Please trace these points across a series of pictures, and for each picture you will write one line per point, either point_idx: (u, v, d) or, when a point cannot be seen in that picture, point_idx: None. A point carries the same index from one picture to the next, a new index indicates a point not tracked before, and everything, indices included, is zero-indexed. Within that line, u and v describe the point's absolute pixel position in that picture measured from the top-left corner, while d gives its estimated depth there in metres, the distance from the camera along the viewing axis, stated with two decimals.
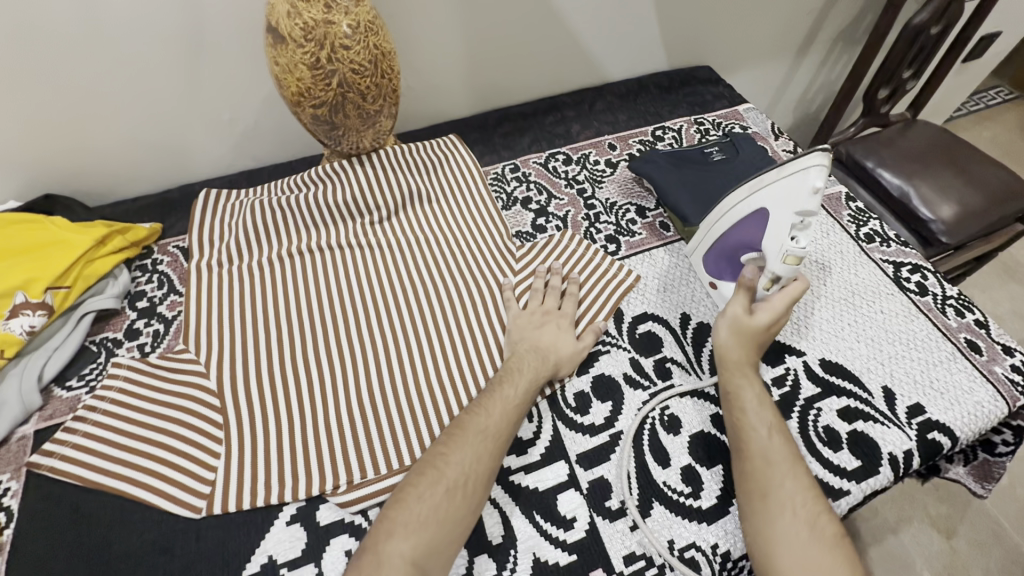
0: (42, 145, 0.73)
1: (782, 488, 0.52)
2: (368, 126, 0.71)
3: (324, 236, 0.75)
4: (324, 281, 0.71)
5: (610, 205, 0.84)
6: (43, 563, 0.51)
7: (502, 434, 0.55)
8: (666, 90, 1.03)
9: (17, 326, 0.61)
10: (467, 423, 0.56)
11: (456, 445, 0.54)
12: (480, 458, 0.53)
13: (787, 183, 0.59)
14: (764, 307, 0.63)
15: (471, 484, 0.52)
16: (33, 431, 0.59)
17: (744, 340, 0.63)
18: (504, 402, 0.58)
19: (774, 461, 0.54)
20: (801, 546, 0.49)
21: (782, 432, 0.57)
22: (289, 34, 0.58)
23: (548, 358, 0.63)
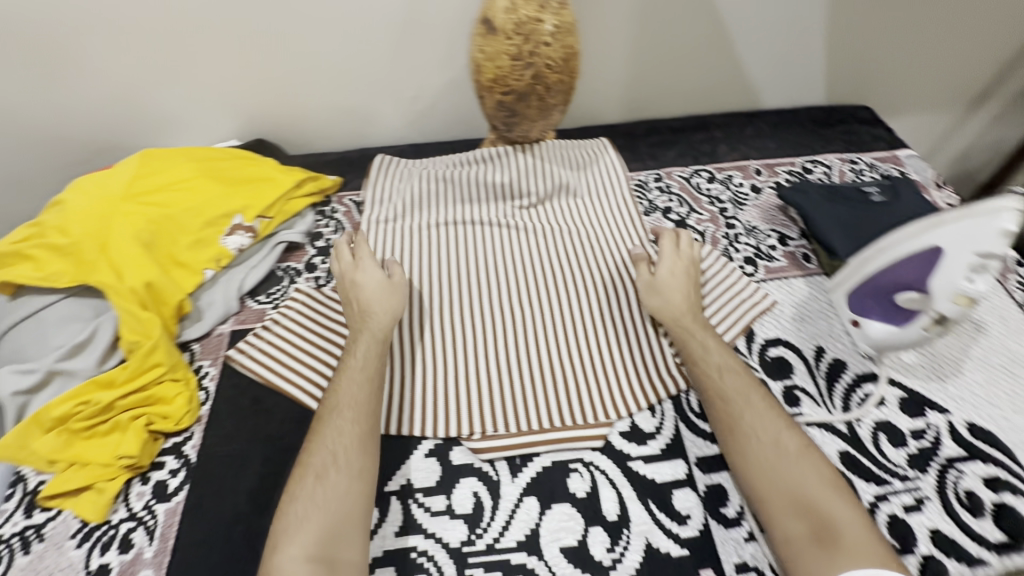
0: (265, 96, 0.87)
1: (746, 419, 0.58)
2: (542, 118, 0.76)
3: (478, 212, 0.82)
4: (472, 251, 0.78)
5: (751, 228, 0.85)
6: (230, 440, 0.61)
7: (363, 401, 0.57)
8: (821, 124, 1.02)
9: (231, 243, 0.72)
10: (326, 407, 0.56)
11: (315, 436, 0.54)
12: (343, 432, 0.54)
13: (972, 225, 0.57)
14: (662, 264, 0.71)
15: (340, 458, 0.53)
16: (229, 330, 0.70)
17: (658, 299, 0.68)
18: (356, 364, 0.59)
19: (730, 397, 0.60)
20: (778, 466, 0.55)
21: (727, 367, 0.62)
22: (501, 27, 0.65)
23: (373, 313, 0.63)
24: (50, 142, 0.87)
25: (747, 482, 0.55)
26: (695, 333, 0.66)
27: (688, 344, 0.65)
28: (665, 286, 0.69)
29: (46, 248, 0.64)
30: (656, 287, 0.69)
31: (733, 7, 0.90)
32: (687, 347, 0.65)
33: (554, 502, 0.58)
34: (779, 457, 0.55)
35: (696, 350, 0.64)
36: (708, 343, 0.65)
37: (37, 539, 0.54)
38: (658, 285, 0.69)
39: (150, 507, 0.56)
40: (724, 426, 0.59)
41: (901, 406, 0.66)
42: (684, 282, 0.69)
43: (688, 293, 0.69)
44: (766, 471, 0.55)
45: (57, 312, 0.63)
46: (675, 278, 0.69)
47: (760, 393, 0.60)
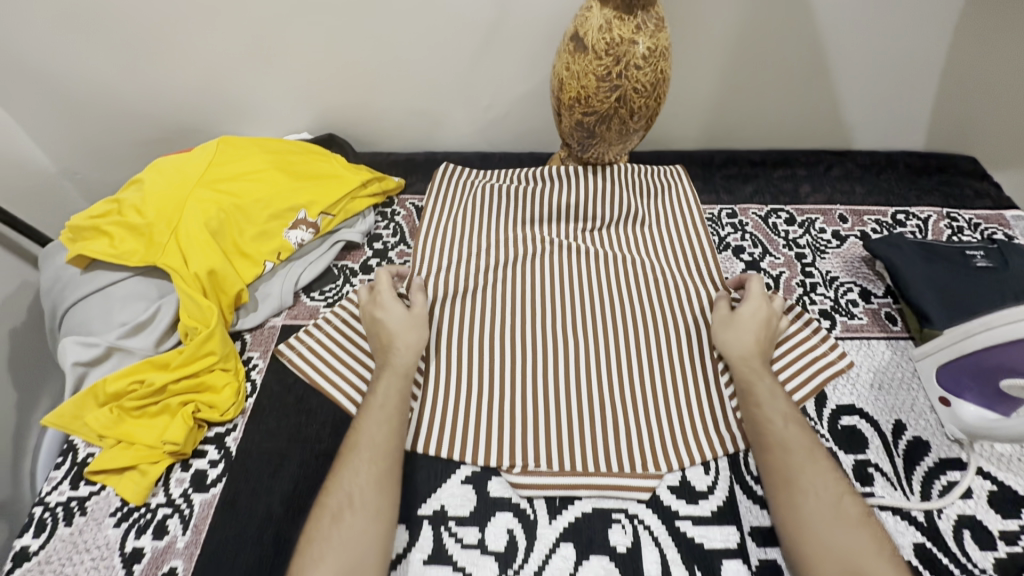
0: (342, 92, 0.87)
1: (805, 476, 0.54)
2: (620, 142, 0.73)
3: (540, 231, 0.79)
4: (525, 268, 0.75)
5: (830, 278, 0.78)
6: (271, 437, 0.60)
7: (383, 441, 0.55)
8: (917, 172, 0.93)
9: (293, 237, 0.73)
10: (345, 446, 0.55)
11: (334, 474, 0.53)
12: (361, 474, 0.52)
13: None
14: (746, 302, 0.66)
15: (357, 500, 0.51)
16: (281, 324, 0.70)
17: (732, 338, 0.64)
18: (376, 401, 0.58)
19: (788, 448, 0.56)
20: (831, 530, 0.50)
21: (793, 419, 0.58)
22: (593, 46, 0.62)
23: (397, 347, 0.62)
24: (137, 118, 0.90)
25: (792, 538, 0.52)
26: (768, 377, 0.62)
27: (754, 386, 0.61)
28: (739, 324, 0.64)
29: (123, 225, 0.65)
30: (733, 323, 0.65)
31: (837, 39, 0.83)
32: (751, 389, 0.61)
33: (592, 553, 0.54)
34: (834, 520, 0.51)
35: (761, 394, 0.60)
36: (776, 388, 0.61)
37: (79, 512, 0.55)
38: (733, 321, 0.65)
39: (187, 496, 0.56)
40: (777, 476, 0.55)
41: (991, 502, 0.58)
42: (761, 322, 0.65)
43: (767, 337, 0.64)
44: (816, 531, 0.51)
45: (124, 290, 0.64)
46: (755, 317, 0.65)
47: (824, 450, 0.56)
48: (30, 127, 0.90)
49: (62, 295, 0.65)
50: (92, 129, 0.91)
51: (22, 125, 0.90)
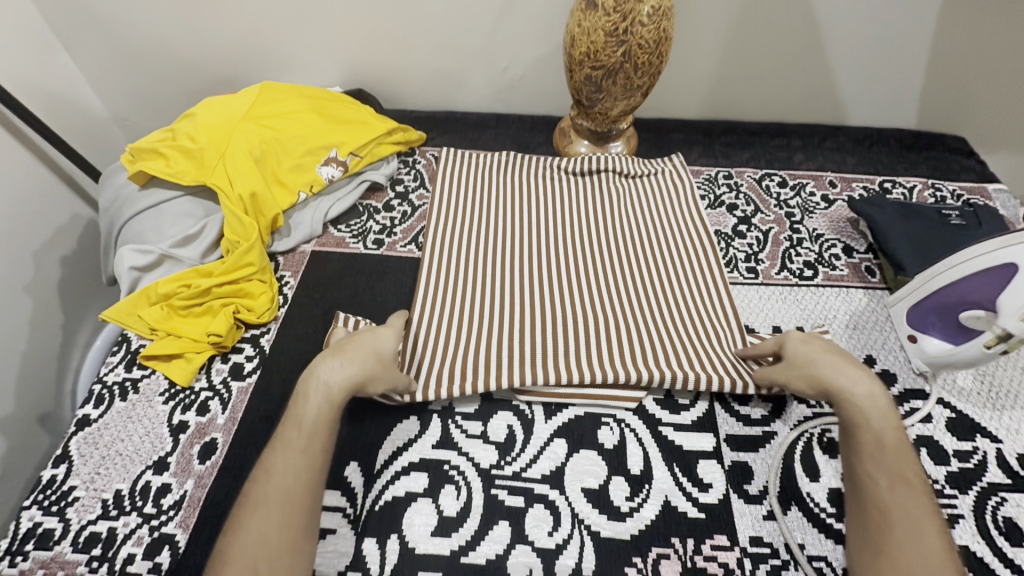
0: (372, 49, 0.94)
1: (904, 548, 0.47)
2: (625, 97, 0.79)
3: (555, 221, 0.82)
4: (533, 239, 0.79)
5: (816, 235, 0.84)
6: (300, 340, 0.68)
7: (295, 492, 0.49)
8: (908, 147, 0.99)
9: (325, 173, 0.80)
10: (249, 503, 0.49)
11: (236, 536, 0.47)
12: (274, 530, 0.48)
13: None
14: (802, 345, 0.60)
15: (262, 569, 0.46)
16: (311, 249, 0.78)
17: (811, 386, 0.58)
18: (299, 437, 0.52)
19: (889, 513, 0.50)
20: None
21: (901, 481, 0.51)
22: (602, 3, 0.69)
23: (347, 376, 0.55)
24: (185, 68, 0.99)
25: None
26: (876, 427, 0.54)
27: (856, 439, 0.54)
28: (812, 364, 0.58)
29: (179, 150, 0.73)
30: (800, 370, 0.59)
31: (836, 14, 0.89)
32: (851, 441, 0.55)
33: (582, 448, 0.61)
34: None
35: (867, 450, 0.53)
36: (887, 443, 0.53)
37: (132, 390, 0.62)
38: (801, 364, 0.59)
39: (226, 382, 0.64)
40: (875, 544, 0.49)
41: (948, 426, 0.64)
42: (850, 368, 0.57)
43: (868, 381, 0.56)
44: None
45: (176, 207, 0.72)
46: (823, 357, 0.58)
47: (932, 515, 0.49)
48: (88, 71, 0.99)
49: (120, 211, 0.73)
50: (143, 77, 1.00)
51: (81, 69, 0.98)
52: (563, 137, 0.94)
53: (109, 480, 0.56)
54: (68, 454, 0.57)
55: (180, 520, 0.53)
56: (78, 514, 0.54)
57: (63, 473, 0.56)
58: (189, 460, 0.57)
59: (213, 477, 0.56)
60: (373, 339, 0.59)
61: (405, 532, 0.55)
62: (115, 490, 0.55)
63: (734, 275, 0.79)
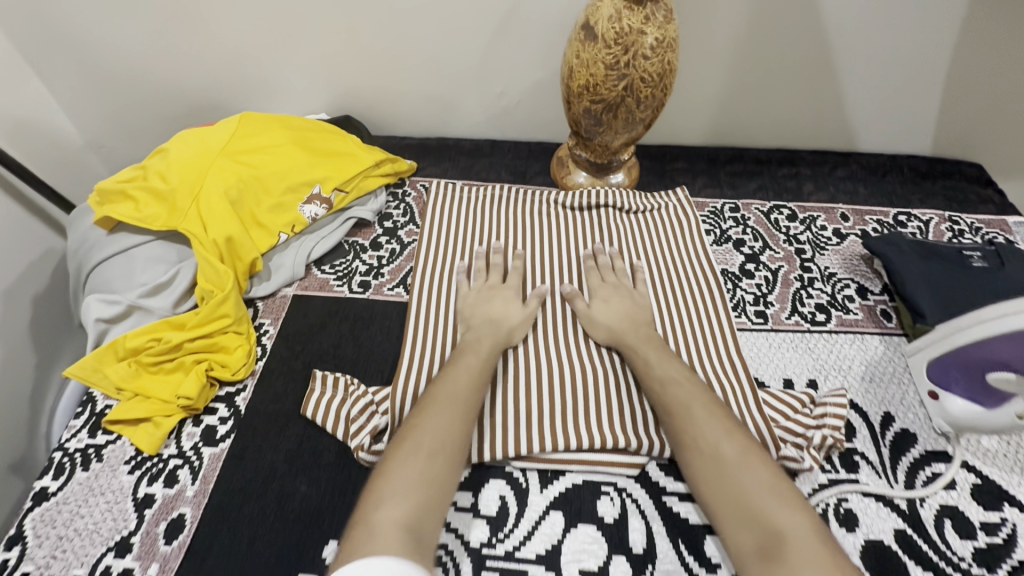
0: (359, 75, 0.90)
1: (703, 435, 0.54)
2: (626, 130, 0.74)
3: (553, 260, 0.77)
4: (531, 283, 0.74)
5: (828, 274, 0.80)
6: (278, 400, 0.63)
7: (467, 392, 0.56)
8: (923, 176, 0.94)
9: (307, 212, 0.76)
10: (436, 392, 0.56)
11: (425, 414, 0.54)
12: (454, 421, 0.53)
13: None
14: (597, 298, 0.69)
15: (447, 445, 0.51)
16: (293, 293, 0.73)
17: (599, 328, 0.66)
18: (474, 362, 0.60)
19: (674, 409, 0.57)
20: (728, 478, 0.51)
21: (671, 379, 0.59)
22: (602, 35, 0.64)
23: (501, 326, 0.64)
24: (163, 94, 0.94)
25: (705, 497, 0.52)
26: (642, 348, 0.63)
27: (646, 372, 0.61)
28: (607, 317, 0.67)
29: (148, 192, 0.68)
30: (593, 318, 0.67)
31: (849, 38, 0.84)
32: (634, 364, 0.63)
33: (580, 522, 0.56)
34: (724, 468, 0.52)
35: (649, 373, 0.61)
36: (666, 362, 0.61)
37: (96, 458, 0.58)
38: (600, 316, 0.67)
39: (197, 448, 0.59)
40: (677, 441, 0.56)
41: (973, 494, 0.60)
42: (618, 309, 0.67)
43: (636, 315, 0.67)
44: (712, 478, 0.52)
45: (145, 253, 0.67)
46: (609, 303, 0.68)
47: (709, 405, 0.57)
48: (60, 97, 0.94)
49: (87, 256, 0.69)
50: (120, 103, 0.95)
51: (53, 95, 0.93)
52: (560, 166, 0.89)
53: (66, 564, 0.51)
54: (24, 533, 0.53)
55: None
56: None
57: (16, 558, 0.52)
58: (154, 540, 0.53)
59: (180, 560, 0.52)
60: (512, 292, 0.69)
61: None
62: None
63: (742, 320, 0.74)
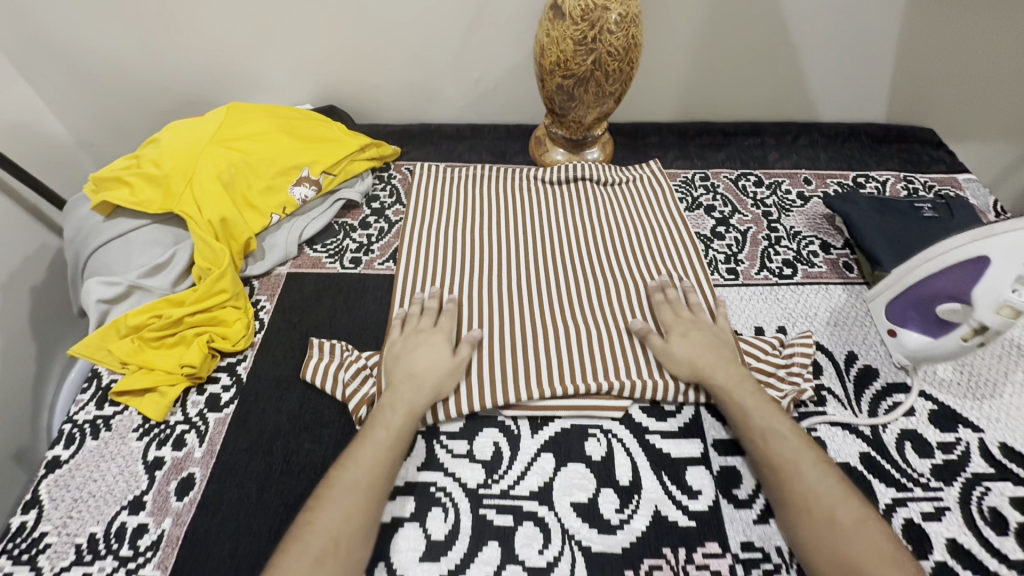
0: (341, 65, 0.93)
1: (812, 488, 0.52)
2: (598, 104, 0.79)
3: (527, 237, 0.81)
4: (511, 252, 0.78)
5: (793, 233, 0.85)
6: (278, 366, 0.66)
7: (373, 475, 0.53)
8: (879, 141, 1.00)
9: (297, 194, 0.79)
10: (334, 480, 0.52)
11: (322, 508, 0.50)
12: (350, 515, 0.50)
13: (1019, 236, 0.54)
14: (673, 333, 0.66)
15: (342, 544, 0.48)
16: (286, 272, 0.76)
17: (680, 364, 0.63)
18: (385, 436, 0.55)
19: (777, 466, 0.55)
20: (840, 545, 0.49)
21: (773, 432, 0.57)
22: (569, 12, 0.69)
23: (424, 385, 0.59)
24: (150, 91, 0.96)
25: (808, 552, 0.50)
26: (736, 391, 0.60)
27: (737, 410, 0.59)
28: (687, 354, 0.63)
29: (143, 177, 0.72)
30: (671, 355, 0.64)
31: (802, 14, 0.90)
32: (730, 411, 0.60)
33: (570, 461, 0.60)
34: (836, 535, 0.50)
35: (738, 412, 0.59)
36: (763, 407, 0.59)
37: (105, 428, 0.61)
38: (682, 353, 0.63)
39: (203, 414, 0.62)
40: (780, 498, 0.54)
41: (930, 419, 0.65)
42: (705, 348, 0.64)
43: (716, 351, 0.64)
44: (818, 533, 0.50)
45: (144, 235, 0.70)
46: (689, 337, 0.65)
47: (815, 457, 0.55)
48: (48, 98, 0.96)
49: (85, 242, 0.71)
50: (107, 102, 0.98)
51: (41, 97, 0.96)
52: (538, 145, 0.94)
53: (82, 523, 0.54)
54: (39, 498, 0.55)
55: (158, 562, 0.52)
56: (51, 561, 0.52)
57: (33, 520, 0.54)
58: (166, 498, 0.56)
59: (192, 514, 0.54)
60: (443, 340, 0.64)
61: (392, 559, 0.53)
62: (89, 533, 0.53)
63: (715, 276, 0.79)
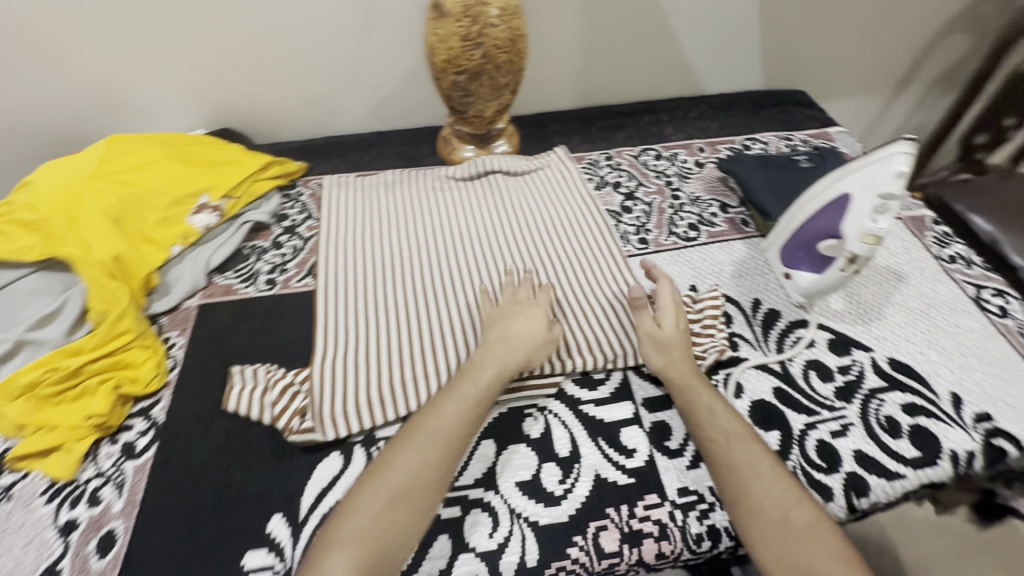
0: (231, 87, 0.90)
1: (767, 489, 0.52)
2: (494, 98, 0.81)
3: (453, 240, 0.81)
4: (432, 253, 0.79)
5: (694, 198, 0.91)
6: (197, 403, 0.63)
7: (451, 431, 0.54)
8: (759, 106, 1.09)
9: (198, 222, 0.76)
10: (418, 425, 0.55)
11: (401, 449, 0.53)
12: (427, 463, 0.52)
13: (870, 169, 0.62)
14: (663, 319, 0.66)
15: (417, 488, 0.51)
16: (196, 304, 0.73)
17: (657, 359, 0.64)
18: (470, 392, 0.57)
19: (737, 466, 0.54)
20: (793, 545, 0.49)
21: (737, 435, 0.56)
22: (451, 10, 0.71)
23: (517, 348, 0.61)
24: (14, 134, 0.88)
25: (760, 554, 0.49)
26: (703, 395, 0.60)
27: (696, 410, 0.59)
28: (667, 346, 0.64)
29: (17, 224, 0.66)
30: (662, 340, 0.65)
31: None
32: (692, 412, 0.59)
33: (510, 443, 0.61)
34: (789, 535, 0.49)
35: (703, 413, 0.59)
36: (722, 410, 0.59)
37: (5, 499, 0.56)
38: (669, 345, 0.64)
39: (118, 465, 0.58)
40: (736, 496, 0.53)
41: (829, 347, 0.71)
42: (683, 345, 0.65)
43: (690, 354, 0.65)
44: (773, 534, 0.50)
45: (27, 285, 0.65)
46: (676, 335, 0.65)
47: (773, 463, 0.54)
48: None
49: None
50: None
51: None
52: (446, 144, 0.95)
53: None
54: None
55: None
56: None
57: None
58: (86, 559, 0.52)
59: (118, 570, 0.51)
60: (540, 312, 0.66)
61: None
62: None
63: (629, 248, 0.83)
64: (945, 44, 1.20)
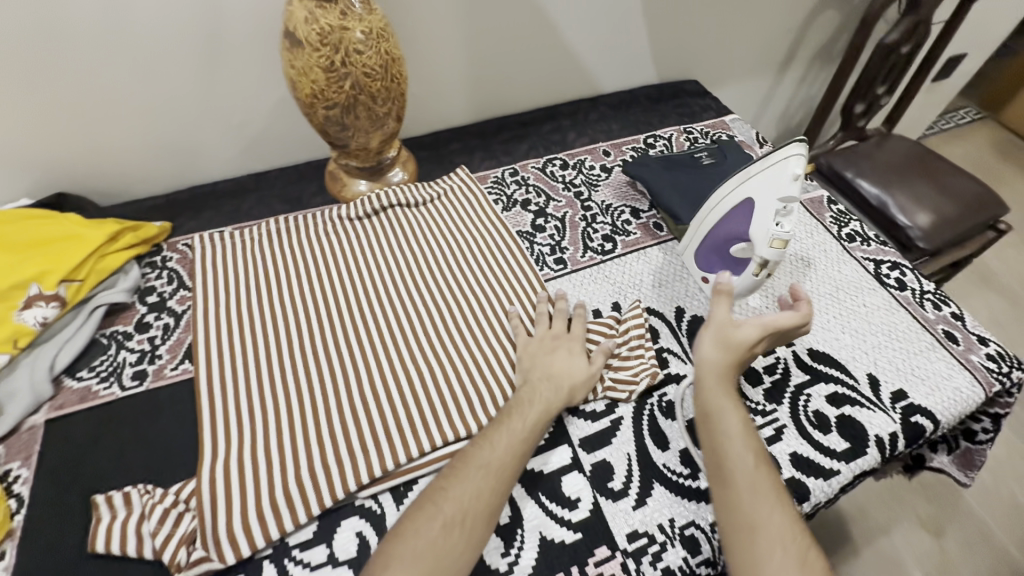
0: (57, 146, 0.75)
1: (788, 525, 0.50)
2: (376, 128, 0.73)
3: (373, 285, 0.73)
4: (336, 307, 0.70)
5: (605, 206, 0.88)
6: (55, 550, 0.51)
7: (506, 459, 0.54)
8: (656, 101, 1.09)
9: (30, 318, 0.62)
10: (471, 455, 0.54)
11: (457, 478, 0.52)
12: (479, 495, 0.51)
13: (769, 173, 0.62)
14: (750, 322, 0.61)
15: (468, 518, 0.50)
16: (43, 420, 0.60)
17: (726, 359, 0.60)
18: (519, 425, 0.56)
19: (763, 493, 0.52)
20: None
21: (766, 462, 0.54)
22: (306, 39, 0.62)
23: (561, 387, 0.61)
24: None
25: None
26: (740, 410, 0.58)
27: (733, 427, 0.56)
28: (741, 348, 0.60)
29: None
30: (729, 343, 0.60)
31: None
32: (730, 425, 0.56)
33: None
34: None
35: (740, 427, 0.56)
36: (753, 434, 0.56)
37: None
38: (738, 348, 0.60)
39: None
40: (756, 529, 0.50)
41: None
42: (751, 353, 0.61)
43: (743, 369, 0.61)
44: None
45: None
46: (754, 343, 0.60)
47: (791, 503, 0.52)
48: None
49: None
50: None
51: None
52: (334, 180, 0.85)
53: None
54: None
55: None
56: None
57: None
58: None
59: None
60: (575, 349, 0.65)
61: None
62: None
63: (545, 271, 0.78)
64: (816, 22, 1.25)
